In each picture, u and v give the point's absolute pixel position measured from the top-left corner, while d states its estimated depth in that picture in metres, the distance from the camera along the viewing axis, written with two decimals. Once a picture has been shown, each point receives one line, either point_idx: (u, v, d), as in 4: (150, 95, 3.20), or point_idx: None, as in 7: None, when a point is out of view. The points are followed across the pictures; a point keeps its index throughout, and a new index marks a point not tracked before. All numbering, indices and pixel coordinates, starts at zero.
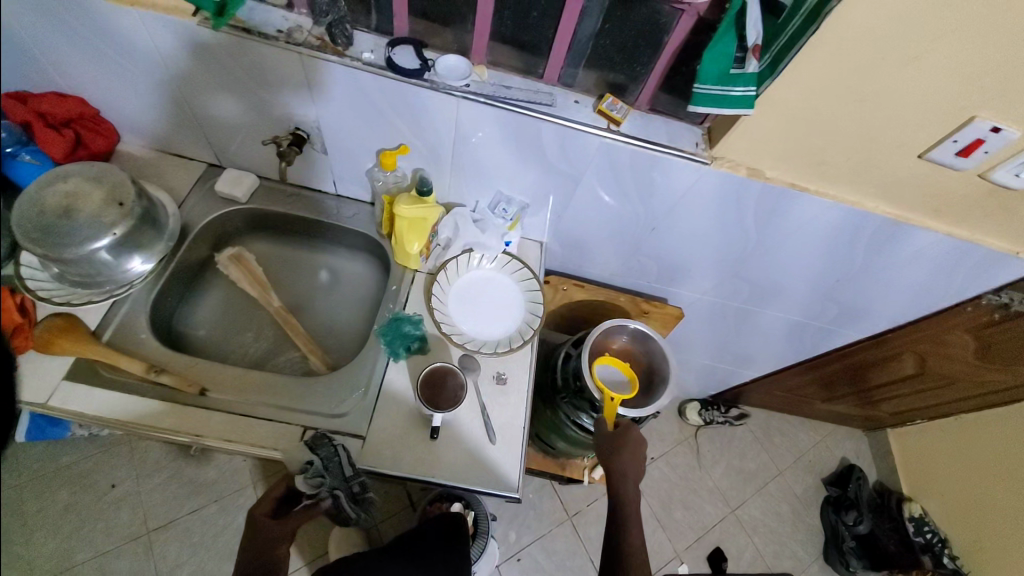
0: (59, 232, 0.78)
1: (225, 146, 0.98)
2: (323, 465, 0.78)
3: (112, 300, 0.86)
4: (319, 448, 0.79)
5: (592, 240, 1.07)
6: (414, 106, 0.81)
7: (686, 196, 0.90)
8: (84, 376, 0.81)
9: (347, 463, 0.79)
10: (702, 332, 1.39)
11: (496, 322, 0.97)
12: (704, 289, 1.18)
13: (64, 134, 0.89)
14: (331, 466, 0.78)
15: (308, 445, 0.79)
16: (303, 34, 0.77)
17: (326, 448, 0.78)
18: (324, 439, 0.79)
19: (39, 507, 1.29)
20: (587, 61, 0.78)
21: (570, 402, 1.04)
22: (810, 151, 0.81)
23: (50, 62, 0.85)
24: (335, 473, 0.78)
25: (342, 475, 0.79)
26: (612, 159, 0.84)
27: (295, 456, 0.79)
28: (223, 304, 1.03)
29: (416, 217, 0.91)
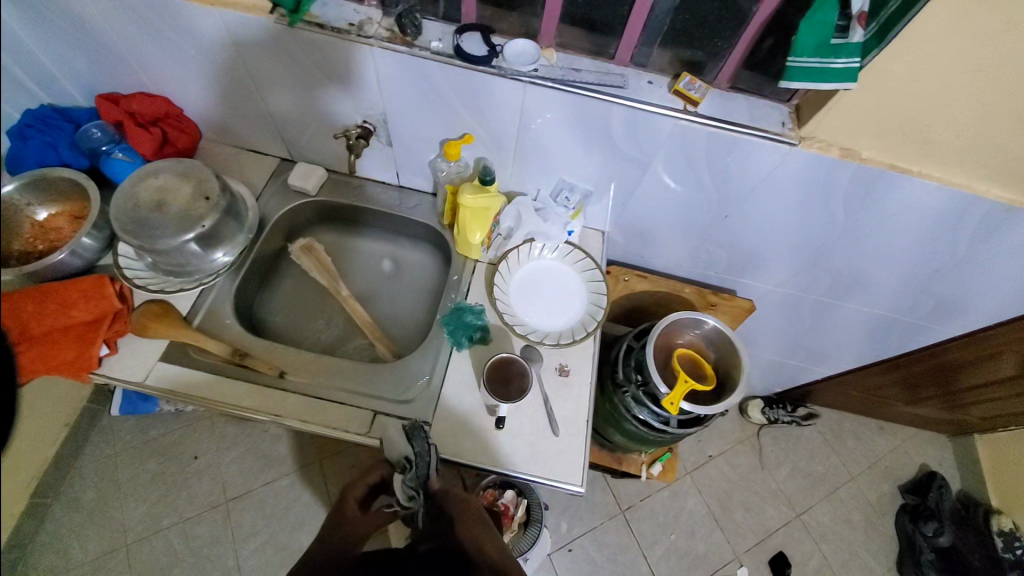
0: (152, 225, 0.84)
1: (297, 140, 1.02)
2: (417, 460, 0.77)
3: (199, 289, 0.92)
4: (415, 440, 0.78)
5: (658, 229, 1.02)
6: (479, 93, 0.80)
7: (766, 180, 0.84)
8: (176, 357, 0.87)
9: (436, 463, 0.78)
10: (770, 326, 1.31)
11: (559, 313, 0.95)
12: (778, 279, 1.10)
13: (152, 132, 0.95)
14: (423, 463, 0.77)
15: (405, 436, 0.79)
16: (373, 26, 0.77)
17: (421, 441, 0.78)
18: (419, 433, 0.79)
19: (129, 476, 1.45)
20: (664, 38, 0.74)
21: (633, 397, 1.01)
22: (913, 128, 0.72)
23: (142, 63, 0.91)
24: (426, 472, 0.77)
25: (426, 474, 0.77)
26: (686, 143, 0.80)
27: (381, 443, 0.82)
28: (295, 293, 1.07)
29: (479, 207, 0.90)
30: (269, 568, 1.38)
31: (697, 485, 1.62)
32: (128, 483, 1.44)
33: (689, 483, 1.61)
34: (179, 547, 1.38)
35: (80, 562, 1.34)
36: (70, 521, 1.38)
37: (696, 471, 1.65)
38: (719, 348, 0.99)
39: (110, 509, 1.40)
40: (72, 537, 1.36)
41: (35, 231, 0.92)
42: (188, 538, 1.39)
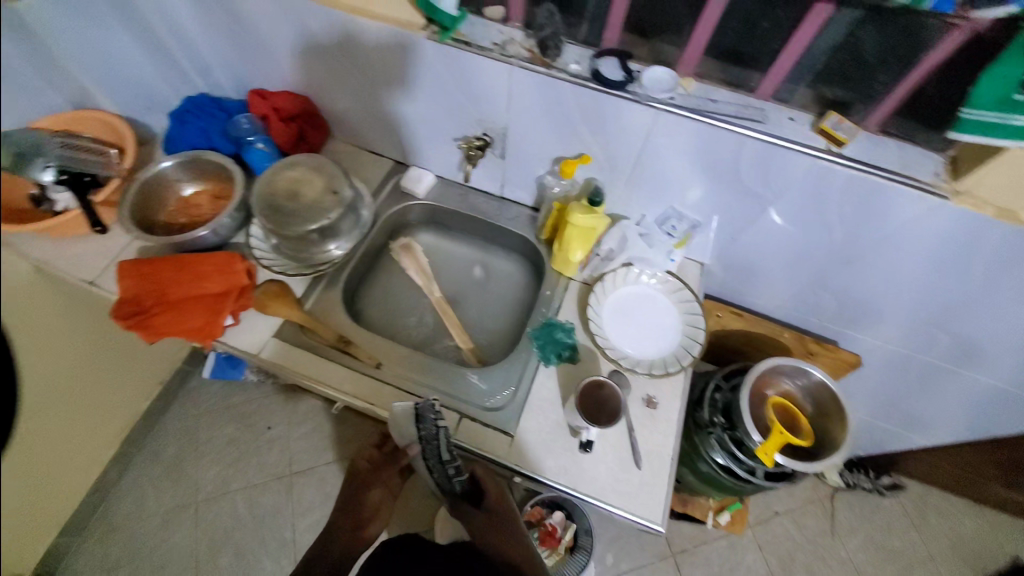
0: (287, 211, 0.92)
1: (415, 145, 1.07)
2: (423, 444, 0.82)
3: (314, 275, 0.99)
4: (423, 423, 0.81)
5: (764, 268, 0.98)
6: (607, 117, 0.81)
7: (900, 231, 0.78)
8: (288, 335, 0.93)
9: (444, 448, 0.82)
10: (867, 384, 1.21)
11: (651, 342, 0.93)
12: (889, 336, 1.02)
13: (290, 127, 1.05)
14: (429, 447, 0.82)
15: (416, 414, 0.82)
16: (515, 46, 0.81)
17: (428, 427, 0.81)
18: (431, 416, 0.81)
19: (207, 438, 1.56)
20: (815, 75, 0.73)
21: (717, 441, 0.96)
22: None
23: (294, 66, 1.00)
24: (433, 454, 0.82)
25: (441, 462, 0.83)
26: (819, 184, 0.76)
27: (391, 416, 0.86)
28: (392, 289, 1.12)
29: (586, 226, 0.91)
30: None
31: (758, 541, 1.50)
32: (206, 443, 1.55)
33: (750, 537, 1.50)
34: (243, 512, 1.47)
35: (155, 512, 1.45)
36: (151, 472, 1.49)
37: (760, 526, 1.53)
38: (820, 402, 0.94)
39: (188, 465, 1.51)
40: (150, 487, 1.48)
41: (179, 206, 1.04)
42: (251, 504, 1.48)
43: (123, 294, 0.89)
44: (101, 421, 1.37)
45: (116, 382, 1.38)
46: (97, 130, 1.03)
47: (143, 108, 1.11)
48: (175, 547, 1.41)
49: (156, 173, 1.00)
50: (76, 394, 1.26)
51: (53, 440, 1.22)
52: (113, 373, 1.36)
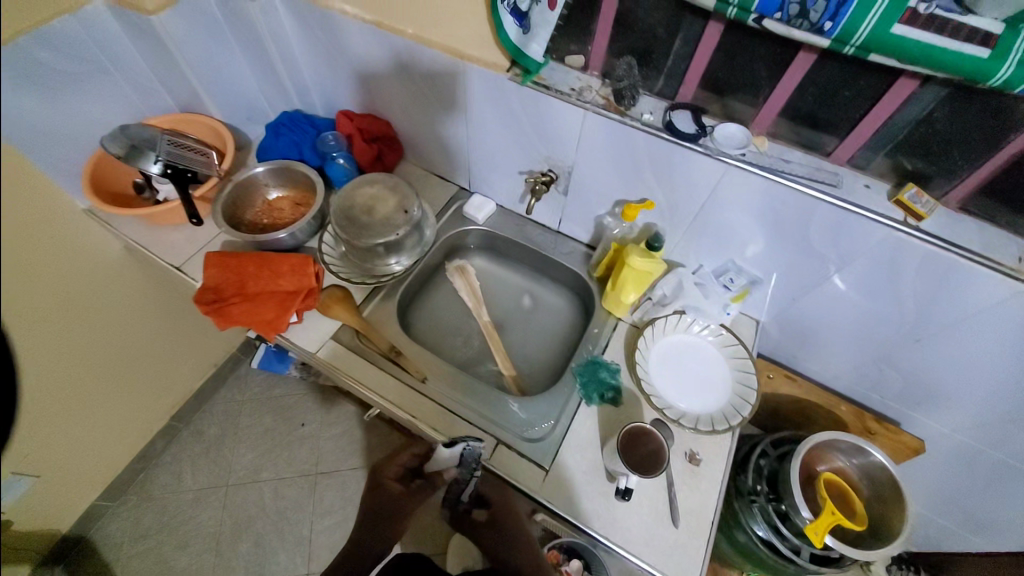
0: (361, 225, 0.99)
1: (483, 175, 1.13)
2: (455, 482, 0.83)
3: (375, 286, 1.04)
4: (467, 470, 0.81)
5: (822, 333, 0.94)
6: (676, 166, 0.83)
7: (979, 314, 0.74)
8: (345, 339, 0.99)
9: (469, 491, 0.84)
10: (930, 472, 1.11)
11: (697, 395, 0.91)
12: (959, 425, 0.94)
13: (372, 148, 1.14)
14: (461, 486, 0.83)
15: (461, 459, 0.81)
16: (592, 93, 0.86)
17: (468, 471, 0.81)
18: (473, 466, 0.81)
19: (247, 425, 1.62)
20: (895, 146, 0.72)
21: (760, 510, 0.91)
22: None
23: (383, 93, 1.10)
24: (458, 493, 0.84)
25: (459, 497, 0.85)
26: (893, 254, 0.74)
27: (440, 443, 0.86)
28: (444, 308, 1.16)
29: (643, 271, 0.92)
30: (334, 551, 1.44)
31: None
32: (245, 429, 1.62)
33: None
34: (268, 502, 1.51)
35: (189, 488, 1.51)
36: (191, 450, 1.57)
37: None
38: (877, 484, 0.88)
39: (225, 449, 1.58)
40: (188, 463, 1.55)
41: (264, 208, 1.14)
42: (277, 496, 1.52)
43: (207, 282, 0.97)
44: (154, 397, 1.45)
45: (175, 362, 1.47)
46: (201, 133, 1.14)
47: (244, 119, 1.24)
48: (202, 525, 1.46)
49: (249, 177, 1.11)
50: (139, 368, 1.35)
51: (108, 402, 1.30)
52: (176, 352, 1.46)
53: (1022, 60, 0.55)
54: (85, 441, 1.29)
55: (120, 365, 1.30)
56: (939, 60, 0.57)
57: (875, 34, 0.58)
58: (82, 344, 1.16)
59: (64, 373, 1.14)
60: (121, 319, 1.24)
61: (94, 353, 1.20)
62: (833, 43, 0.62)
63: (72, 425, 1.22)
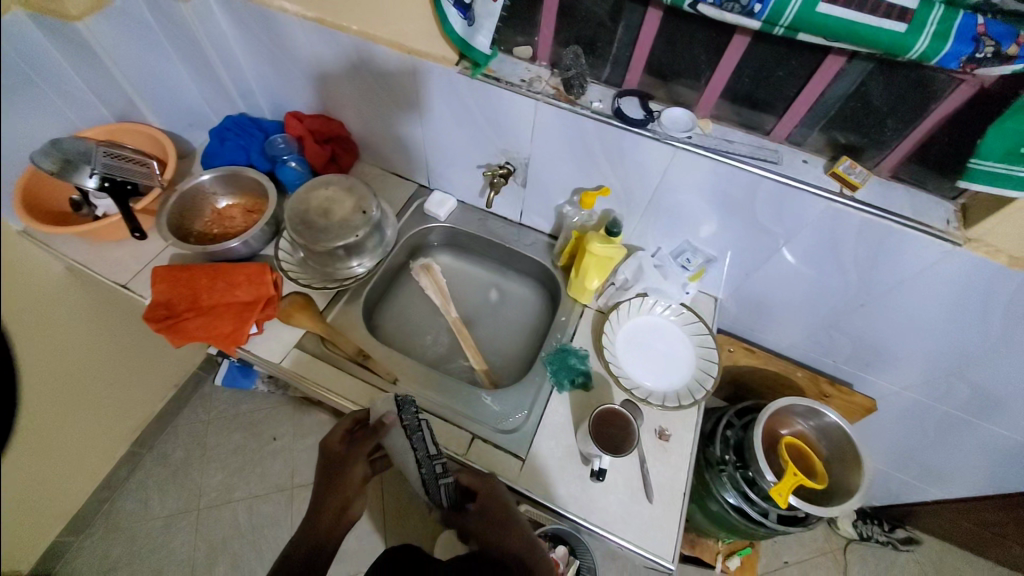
0: (318, 228, 0.96)
1: (441, 172, 1.13)
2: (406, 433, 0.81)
3: (338, 290, 1.02)
4: (405, 411, 0.83)
5: (777, 305, 0.99)
6: (627, 152, 0.85)
7: (914, 276, 0.79)
8: (310, 347, 0.96)
9: (428, 441, 0.81)
10: (882, 429, 1.18)
11: (664, 374, 0.94)
12: (904, 380, 1.00)
13: (324, 149, 1.11)
14: (416, 439, 0.80)
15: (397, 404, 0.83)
16: (542, 83, 0.86)
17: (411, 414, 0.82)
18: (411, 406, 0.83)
19: (216, 444, 1.56)
20: (827, 122, 0.76)
21: (728, 478, 0.95)
22: None
23: (332, 93, 1.07)
24: (421, 445, 0.80)
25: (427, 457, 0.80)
26: (834, 225, 0.78)
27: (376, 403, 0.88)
28: (410, 307, 1.15)
29: (604, 256, 0.94)
30: None
31: None
32: (213, 449, 1.55)
33: None
34: (243, 520, 1.46)
35: (157, 515, 1.44)
36: (156, 476, 1.49)
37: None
38: (835, 443, 0.93)
39: (193, 471, 1.51)
40: (154, 490, 1.48)
41: (214, 217, 1.09)
42: (252, 514, 1.47)
43: (157, 298, 0.93)
44: (115, 418, 1.38)
45: (131, 384, 1.40)
46: (139, 142, 1.08)
47: (186, 126, 1.18)
48: (173, 552, 1.40)
49: (195, 185, 1.06)
50: (92, 393, 1.28)
51: (64, 429, 1.23)
52: (131, 373, 1.39)
53: (934, 34, 0.59)
54: (47, 472, 1.22)
55: (77, 389, 1.23)
56: (859, 36, 0.61)
57: (802, 13, 0.61)
58: (31, 370, 1.10)
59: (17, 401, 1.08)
60: (72, 340, 1.18)
61: (45, 378, 1.14)
62: (764, 25, 0.64)
63: (30, 457, 1.16)
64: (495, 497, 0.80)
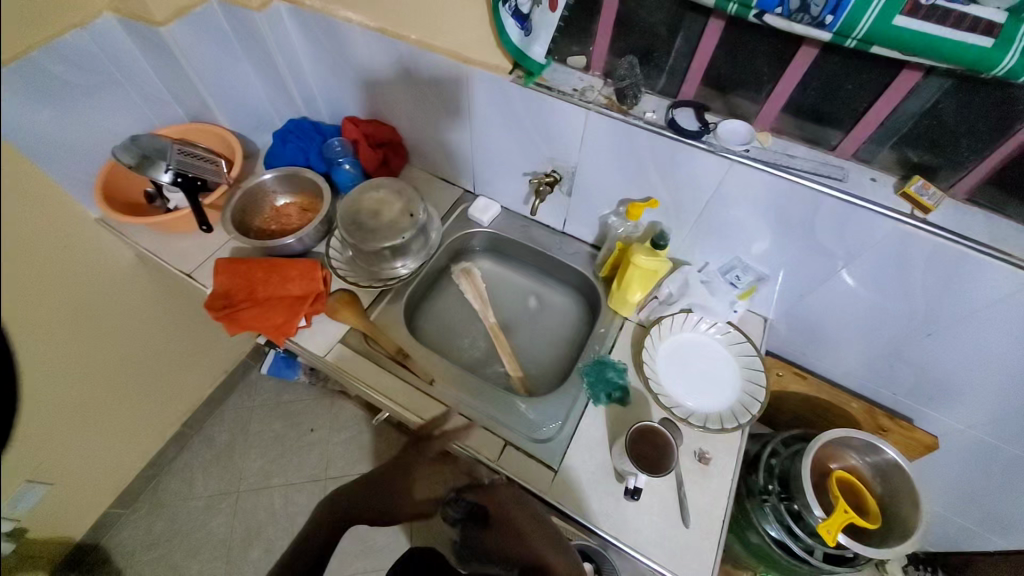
0: (367, 229, 1.00)
1: (487, 178, 1.14)
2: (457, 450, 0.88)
3: (382, 289, 1.05)
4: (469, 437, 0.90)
5: (832, 330, 0.94)
6: (679, 164, 0.83)
7: (993, 307, 0.73)
8: (354, 343, 1.00)
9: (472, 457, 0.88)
10: (946, 472, 1.08)
11: (706, 393, 0.91)
12: (975, 421, 0.92)
13: (377, 153, 1.15)
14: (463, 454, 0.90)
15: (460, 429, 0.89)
16: (594, 92, 0.86)
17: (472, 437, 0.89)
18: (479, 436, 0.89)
19: (258, 430, 1.64)
20: (899, 139, 0.72)
21: (771, 509, 0.90)
22: None
23: (387, 99, 1.11)
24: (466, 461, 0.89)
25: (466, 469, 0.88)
26: (901, 248, 0.73)
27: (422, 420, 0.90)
28: (450, 310, 1.17)
29: (649, 269, 0.92)
30: (346, 556, 1.38)
31: None
32: (255, 436, 1.63)
33: None
34: (279, 507, 1.52)
35: (201, 494, 1.53)
36: (202, 457, 1.58)
37: None
38: (892, 483, 0.87)
39: (235, 455, 1.59)
40: (199, 471, 1.56)
41: (272, 214, 1.15)
42: (286, 502, 1.53)
43: (217, 288, 0.99)
44: (166, 400, 1.47)
45: (186, 367, 1.49)
46: (210, 142, 1.16)
47: (252, 127, 1.26)
48: (212, 532, 1.47)
49: (257, 184, 1.13)
50: (150, 373, 1.37)
51: (125, 404, 1.33)
52: (187, 357, 1.48)
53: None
54: (100, 445, 1.31)
55: (136, 368, 1.32)
56: (941, 50, 0.57)
57: (877, 25, 0.58)
58: (101, 347, 1.20)
59: (86, 373, 1.18)
60: (133, 325, 1.26)
61: (111, 355, 1.23)
62: (836, 36, 0.62)
63: (89, 427, 1.25)
64: (513, 498, 0.81)
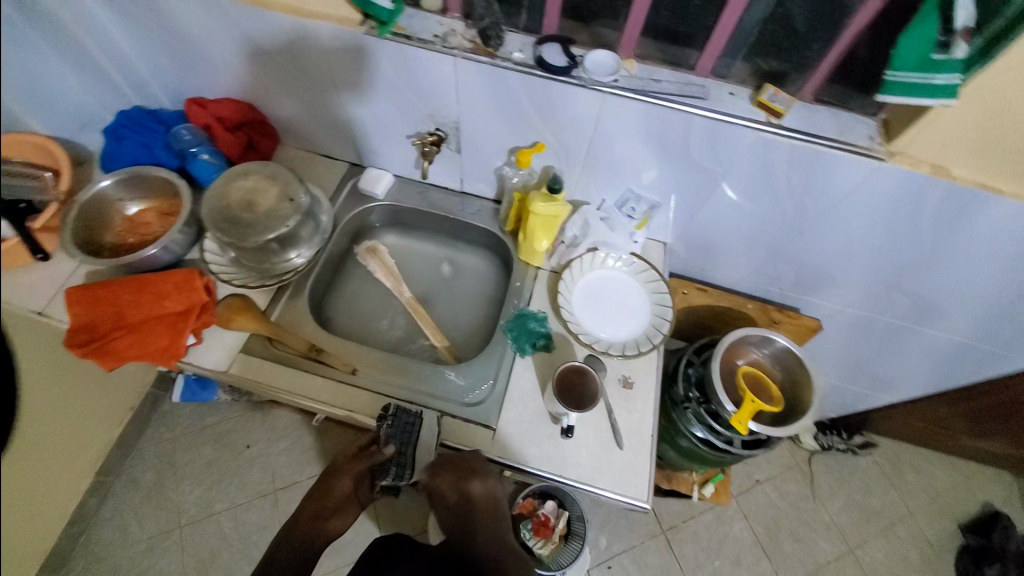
0: (242, 224, 0.89)
1: (371, 148, 1.06)
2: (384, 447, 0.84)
3: (279, 285, 0.97)
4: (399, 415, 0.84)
5: (721, 243, 1.01)
6: (557, 104, 0.82)
7: (846, 197, 0.81)
8: (257, 350, 0.92)
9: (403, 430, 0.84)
10: (832, 347, 1.24)
11: (619, 324, 0.95)
12: (846, 300, 1.06)
13: (237, 136, 1.02)
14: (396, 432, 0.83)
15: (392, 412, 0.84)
16: (457, 37, 0.81)
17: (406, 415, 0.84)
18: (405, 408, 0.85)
19: (187, 460, 1.50)
20: (747, 50, 0.75)
21: (694, 414, 0.99)
22: (1001, 145, 0.69)
23: (234, 72, 0.98)
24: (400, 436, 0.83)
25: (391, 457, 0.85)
26: (766, 156, 0.79)
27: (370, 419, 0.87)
28: (361, 296, 1.10)
29: (549, 215, 0.92)
30: None
31: (743, 510, 1.46)
32: (184, 467, 1.50)
33: (735, 508, 1.46)
34: (229, 531, 1.43)
35: (138, 538, 1.39)
36: (129, 501, 1.43)
37: (743, 496, 1.49)
38: (789, 368, 0.97)
39: (168, 490, 1.46)
40: (130, 516, 1.42)
41: (126, 225, 1.00)
42: (237, 524, 1.44)
43: (75, 322, 0.85)
44: (72, 455, 1.28)
45: (85, 413, 1.29)
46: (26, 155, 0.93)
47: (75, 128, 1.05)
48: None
49: (96, 193, 0.96)
50: (53, 432, 1.17)
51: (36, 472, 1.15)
52: (83, 403, 1.28)
53: None
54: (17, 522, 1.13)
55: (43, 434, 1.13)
56: None
57: None
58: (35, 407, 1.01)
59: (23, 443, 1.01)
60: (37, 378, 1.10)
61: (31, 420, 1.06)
62: None
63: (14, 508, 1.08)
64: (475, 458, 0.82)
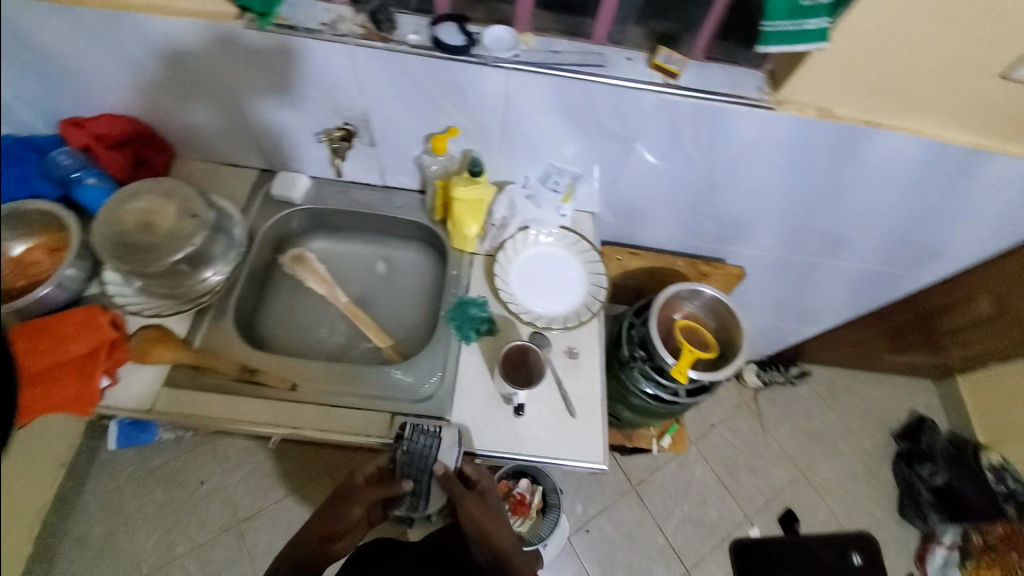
0: (143, 248, 0.84)
1: (280, 151, 1.00)
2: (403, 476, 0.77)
3: (196, 309, 0.90)
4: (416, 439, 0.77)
5: (645, 207, 1.04)
6: (462, 84, 0.80)
7: (749, 147, 0.86)
8: (182, 381, 0.85)
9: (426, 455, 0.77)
10: (760, 291, 1.32)
11: (558, 298, 0.97)
12: (765, 245, 1.12)
13: (124, 154, 0.93)
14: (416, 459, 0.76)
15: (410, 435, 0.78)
16: (346, 23, 0.77)
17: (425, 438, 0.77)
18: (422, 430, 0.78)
19: (136, 508, 1.40)
20: (636, 14, 0.77)
21: (640, 373, 1.03)
22: (870, 80, 0.76)
23: (109, 84, 0.89)
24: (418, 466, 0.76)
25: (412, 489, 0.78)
26: (670, 116, 0.82)
27: (317, 433, 0.83)
28: (294, 308, 1.06)
29: (472, 199, 0.93)
30: None
31: (703, 454, 1.56)
32: (134, 516, 1.39)
33: (696, 453, 1.55)
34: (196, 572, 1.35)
35: None
36: (77, 562, 1.32)
37: (702, 440, 1.58)
38: (721, 316, 1.03)
39: (121, 542, 1.36)
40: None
41: (12, 268, 0.88)
42: (203, 563, 1.36)
43: None
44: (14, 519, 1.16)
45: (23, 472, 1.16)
46: None
47: None
48: None
49: None
50: None
51: None
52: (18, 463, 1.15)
53: None
54: None
55: None
56: None
57: None
58: None
59: None
60: None
61: None
62: None
63: None
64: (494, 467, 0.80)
